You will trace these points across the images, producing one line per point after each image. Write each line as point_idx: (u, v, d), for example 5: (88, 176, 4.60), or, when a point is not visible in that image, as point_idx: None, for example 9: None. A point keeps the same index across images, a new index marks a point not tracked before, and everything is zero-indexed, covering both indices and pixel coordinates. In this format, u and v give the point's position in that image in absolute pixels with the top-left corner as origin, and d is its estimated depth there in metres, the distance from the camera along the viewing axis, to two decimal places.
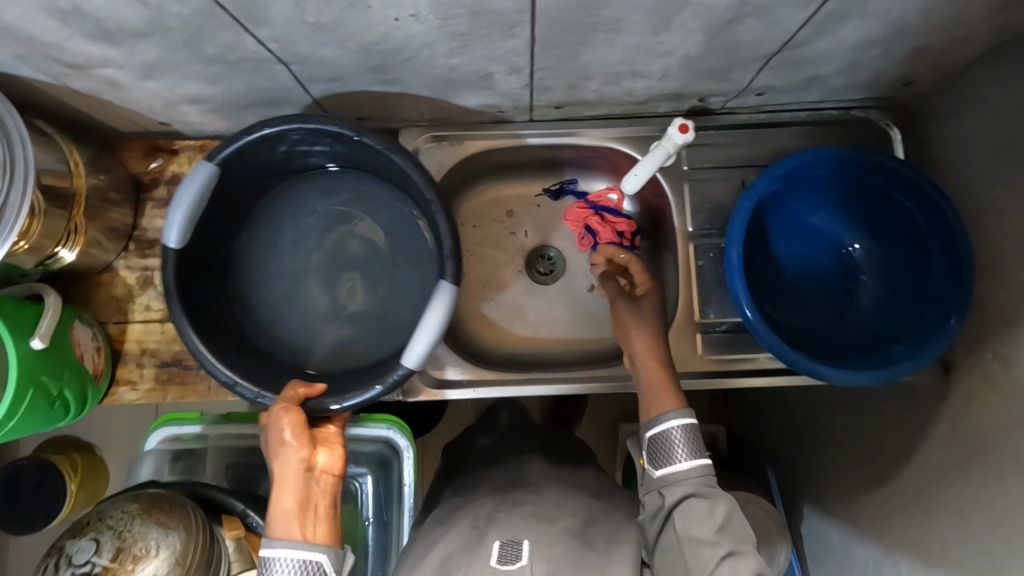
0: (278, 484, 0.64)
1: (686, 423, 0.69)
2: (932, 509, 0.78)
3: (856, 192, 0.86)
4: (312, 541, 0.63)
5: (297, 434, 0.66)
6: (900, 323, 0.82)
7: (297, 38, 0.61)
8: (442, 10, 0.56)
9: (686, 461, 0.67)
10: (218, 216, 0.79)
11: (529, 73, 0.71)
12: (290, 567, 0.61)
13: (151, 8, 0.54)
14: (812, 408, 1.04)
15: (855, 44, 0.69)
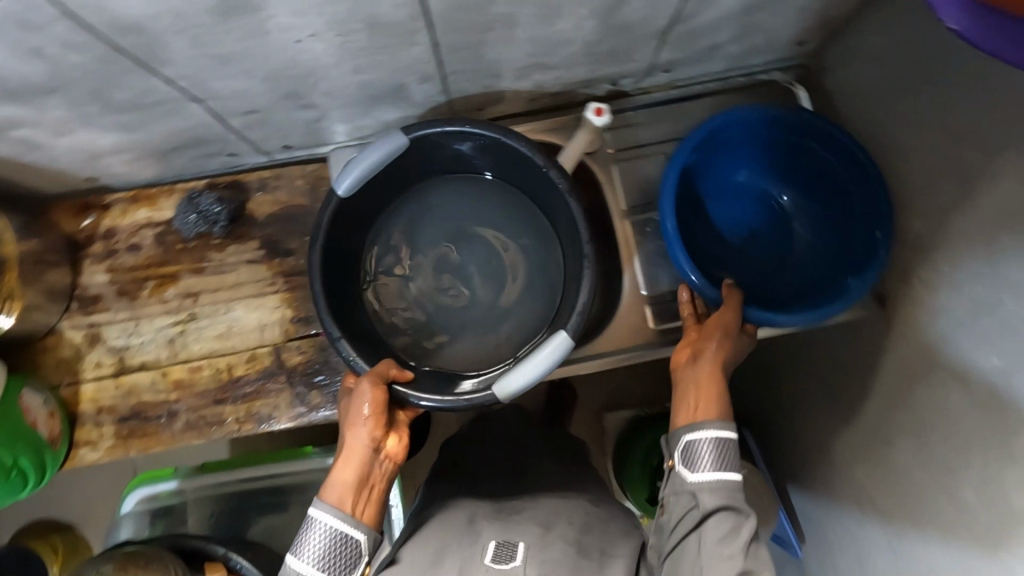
0: (345, 453, 0.66)
1: (724, 435, 0.66)
2: (891, 438, 0.81)
3: (777, 146, 0.90)
4: (358, 519, 0.64)
5: (378, 413, 0.67)
6: (838, 262, 0.86)
7: (205, 73, 0.62)
8: (339, 26, 0.58)
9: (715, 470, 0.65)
10: (363, 215, 0.83)
11: (441, 79, 0.74)
12: (328, 538, 0.62)
13: (53, 61, 0.55)
14: (792, 364, 1.05)
15: (739, 10, 0.73)
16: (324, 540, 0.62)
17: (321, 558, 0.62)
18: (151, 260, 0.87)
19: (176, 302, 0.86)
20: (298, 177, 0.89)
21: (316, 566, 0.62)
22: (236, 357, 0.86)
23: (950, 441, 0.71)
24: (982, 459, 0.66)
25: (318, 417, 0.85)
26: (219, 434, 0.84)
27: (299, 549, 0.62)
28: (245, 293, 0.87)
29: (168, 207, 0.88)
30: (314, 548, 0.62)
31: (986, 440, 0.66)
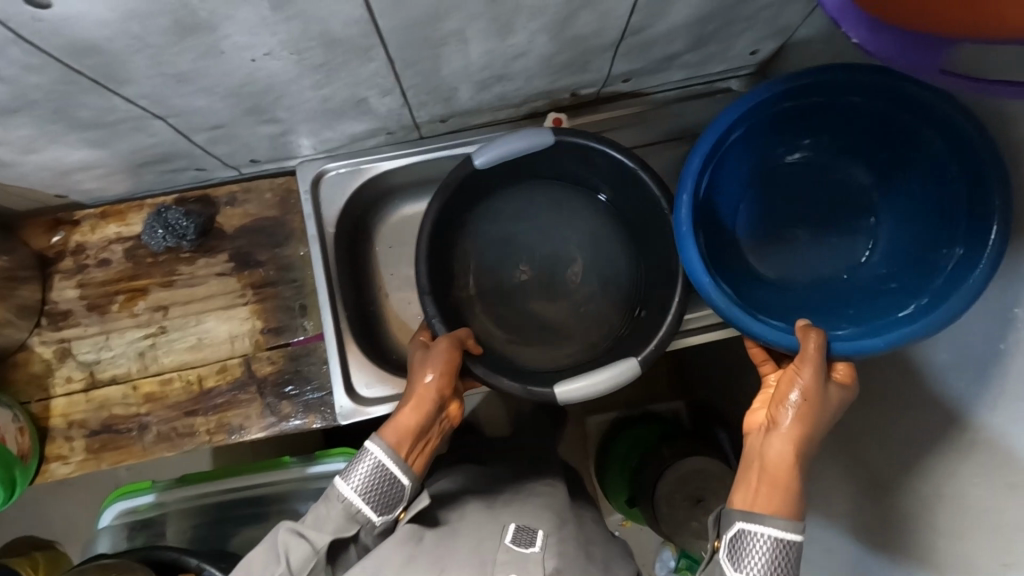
0: (414, 398, 0.69)
1: (784, 540, 0.57)
2: (862, 437, 0.78)
3: (796, 111, 0.74)
4: (409, 463, 0.65)
5: (449, 372, 0.72)
6: (915, 257, 0.71)
7: (166, 91, 0.63)
8: (293, 45, 0.60)
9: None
10: (465, 204, 0.86)
11: (401, 92, 0.76)
12: (371, 476, 0.62)
13: (12, 82, 0.56)
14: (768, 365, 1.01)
15: (689, 23, 0.75)
16: (376, 472, 0.62)
17: (367, 490, 0.62)
18: (121, 274, 0.88)
19: (146, 316, 0.87)
20: (267, 190, 0.91)
21: (360, 495, 0.62)
22: (207, 369, 0.87)
23: (914, 433, 0.69)
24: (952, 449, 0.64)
25: (289, 427, 0.86)
26: (190, 445, 0.85)
27: (348, 474, 0.62)
28: (215, 305, 0.88)
29: (138, 222, 0.89)
30: (364, 477, 0.62)
31: (953, 427, 0.64)
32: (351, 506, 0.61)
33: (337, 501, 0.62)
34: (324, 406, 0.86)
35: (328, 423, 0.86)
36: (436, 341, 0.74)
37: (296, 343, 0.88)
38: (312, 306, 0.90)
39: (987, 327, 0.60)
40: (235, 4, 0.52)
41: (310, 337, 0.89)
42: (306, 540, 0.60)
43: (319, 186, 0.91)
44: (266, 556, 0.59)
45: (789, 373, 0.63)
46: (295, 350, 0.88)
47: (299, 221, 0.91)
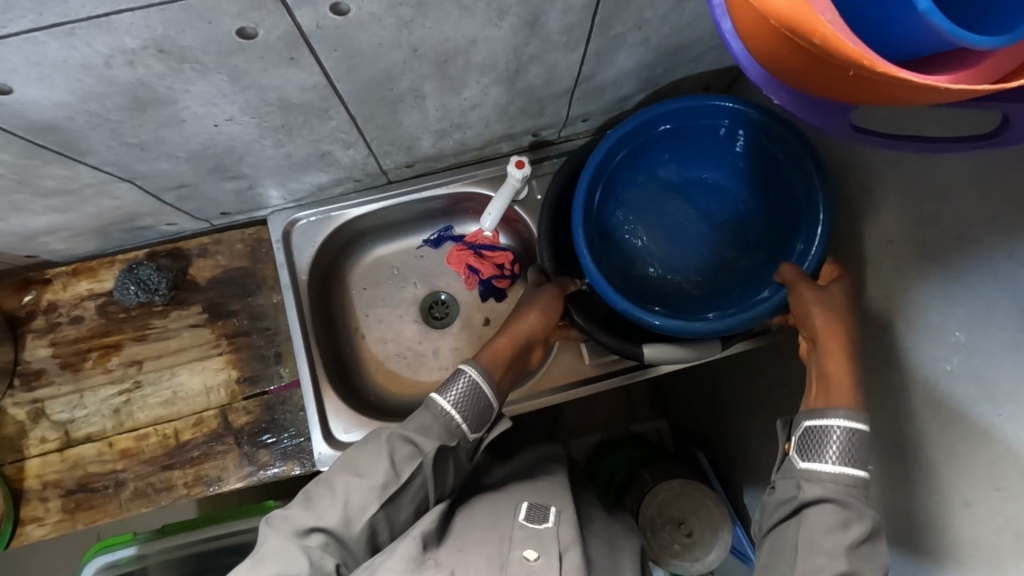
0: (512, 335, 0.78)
1: (855, 428, 0.58)
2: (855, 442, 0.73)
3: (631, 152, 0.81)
4: (499, 387, 0.73)
5: (547, 314, 0.80)
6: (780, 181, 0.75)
7: (129, 158, 0.65)
8: (253, 110, 0.62)
9: (834, 463, 0.58)
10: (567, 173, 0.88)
11: (363, 144, 0.78)
12: (468, 398, 0.70)
13: None
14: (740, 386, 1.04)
15: (637, 68, 0.78)
16: (471, 390, 0.70)
17: (462, 403, 0.69)
18: (93, 331, 0.88)
19: (120, 371, 0.88)
20: (238, 242, 0.92)
21: (455, 407, 0.69)
22: (182, 422, 0.87)
23: (874, 450, 0.70)
24: (914, 468, 0.63)
25: (267, 475, 0.86)
26: (168, 500, 0.85)
27: (446, 388, 0.70)
28: (189, 357, 0.89)
29: (109, 278, 0.90)
30: (459, 393, 0.69)
31: (936, 431, 0.60)
32: (448, 416, 0.68)
33: (435, 413, 0.68)
34: (302, 452, 0.87)
35: (307, 468, 0.86)
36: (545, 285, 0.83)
37: (272, 391, 0.89)
38: (286, 352, 0.91)
39: (928, 345, 0.61)
40: (192, 79, 0.54)
41: (286, 384, 0.89)
42: (414, 444, 0.64)
43: (290, 235, 0.92)
44: (371, 449, 0.64)
45: (798, 301, 0.68)
46: (271, 398, 0.89)
47: (270, 271, 0.92)
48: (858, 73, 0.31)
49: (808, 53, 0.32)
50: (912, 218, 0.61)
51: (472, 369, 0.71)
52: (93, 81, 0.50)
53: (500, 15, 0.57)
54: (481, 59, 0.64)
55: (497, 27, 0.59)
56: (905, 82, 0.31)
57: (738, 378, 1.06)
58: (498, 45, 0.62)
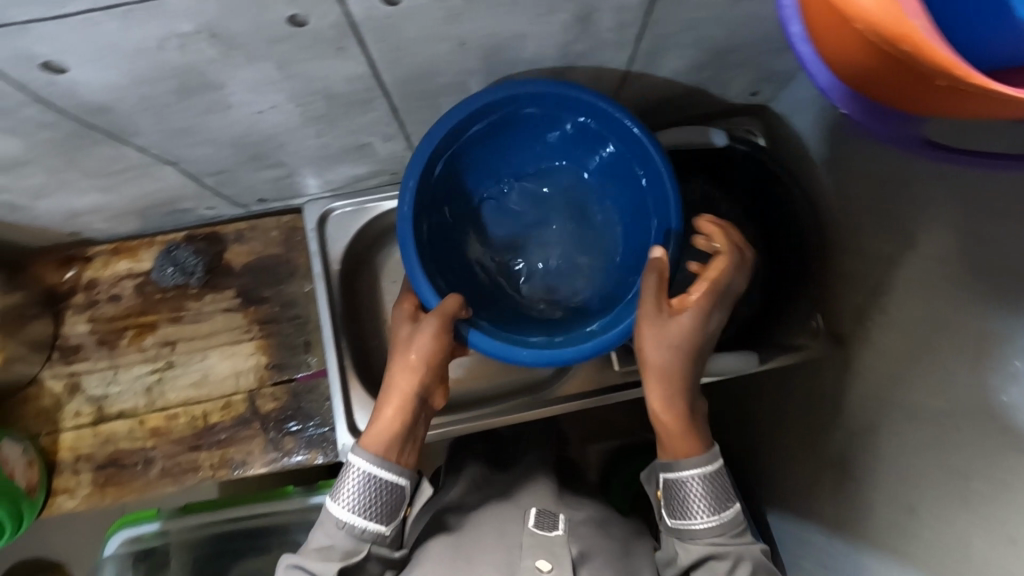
0: (396, 397, 0.66)
1: (708, 476, 0.62)
2: (910, 465, 0.71)
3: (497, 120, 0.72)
4: (397, 462, 0.64)
5: (433, 360, 0.67)
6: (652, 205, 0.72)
7: (174, 141, 0.65)
8: (297, 99, 0.62)
9: (706, 517, 0.62)
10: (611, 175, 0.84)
11: (403, 137, 0.78)
12: (355, 499, 0.62)
13: (26, 137, 0.58)
14: (777, 400, 1.02)
15: (686, 70, 0.76)
16: (365, 482, 0.62)
17: (360, 503, 0.62)
18: (130, 310, 0.90)
19: (154, 351, 0.89)
20: (273, 228, 0.93)
21: (351, 510, 0.61)
22: (211, 405, 0.88)
23: (926, 474, 0.68)
24: (967, 496, 0.62)
25: (290, 463, 0.87)
26: (193, 480, 0.86)
27: (336, 493, 0.62)
28: (221, 341, 0.90)
29: (148, 259, 0.91)
30: (353, 493, 0.62)
31: (991, 459, 0.59)
32: (351, 523, 0.61)
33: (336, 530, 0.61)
34: (326, 441, 0.88)
35: (330, 458, 0.87)
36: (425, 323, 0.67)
37: (299, 379, 0.89)
38: (315, 341, 0.91)
39: (983, 373, 0.58)
40: (240, 66, 0.54)
41: (313, 373, 0.90)
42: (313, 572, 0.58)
43: (324, 224, 0.92)
44: None
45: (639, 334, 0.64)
46: (297, 387, 0.89)
47: (304, 259, 0.93)
48: (949, 83, 0.29)
49: (893, 60, 0.30)
50: (970, 239, 0.59)
51: (363, 463, 0.63)
52: (145, 64, 0.50)
53: (552, 12, 0.56)
54: (527, 54, 0.63)
55: (548, 23, 0.58)
56: (999, 96, 0.29)
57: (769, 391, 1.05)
58: (546, 42, 0.61)
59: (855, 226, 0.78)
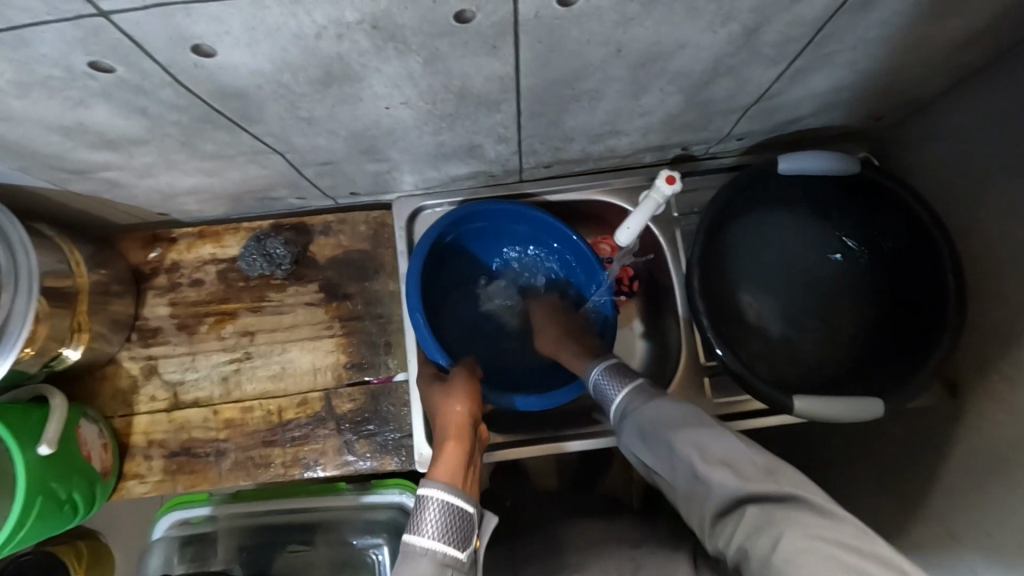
0: (454, 430, 0.68)
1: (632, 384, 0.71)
2: None
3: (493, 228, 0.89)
4: (467, 493, 0.62)
5: (474, 394, 0.73)
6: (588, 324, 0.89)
7: (293, 131, 0.62)
8: (430, 96, 0.58)
9: (623, 387, 0.72)
10: (738, 199, 0.79)
11: (516, 141, 0.74)
12: (440, 517, 0.58)
13: (152, 118, 0.56)
14: (853, 445, 0.96)
15: (826, 90, 0.71)
16: (446, 512, 0.59)
17: (445, 531, 0.58)
18: (212, 296, 0.87)
19: (233, 340, 0.87)
20: (361, 223, 0.90)
21: (440, 539, 0.58)
22: (288, 401, 0.86)
23: None
24: None
25: (363, 467, 0.84)
26: (265, 476, 0.84)
27: (420, 527, 0.58)
28: (301, 335, 0.87)
29: (233, 245, 0.89)
30: (437, 523, 0.58)
31: None
32: (440, 550, 0.57)
33: (422, 556, 0.57)
34: (401, 448, 0.85)
35: (404, 465, 0.84)
36: (454, 373, 0.76)
37: (376, 381, 0.86)
38: (396, 343, 0.88)
39: None
40: (389, 59, 0.50)
41: (393, 376, 0.87)
42: None
43: (413, 222, 0.89)
44: None
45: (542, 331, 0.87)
46: (375, 388, 0.86)
47: (389, 258, 0.90)
48: None
49: None
50: None
51: (439, 491, 0.60)
52: (297, 52, 0.47)
53: (724, 21, 0.52)
54: (678, 65, 0.59)
55: (714, 34, 0.54)
56: None
57: (845, 432, 0.99)
58: (703, 53, 0.57)
59: (991, 269, 0.72)
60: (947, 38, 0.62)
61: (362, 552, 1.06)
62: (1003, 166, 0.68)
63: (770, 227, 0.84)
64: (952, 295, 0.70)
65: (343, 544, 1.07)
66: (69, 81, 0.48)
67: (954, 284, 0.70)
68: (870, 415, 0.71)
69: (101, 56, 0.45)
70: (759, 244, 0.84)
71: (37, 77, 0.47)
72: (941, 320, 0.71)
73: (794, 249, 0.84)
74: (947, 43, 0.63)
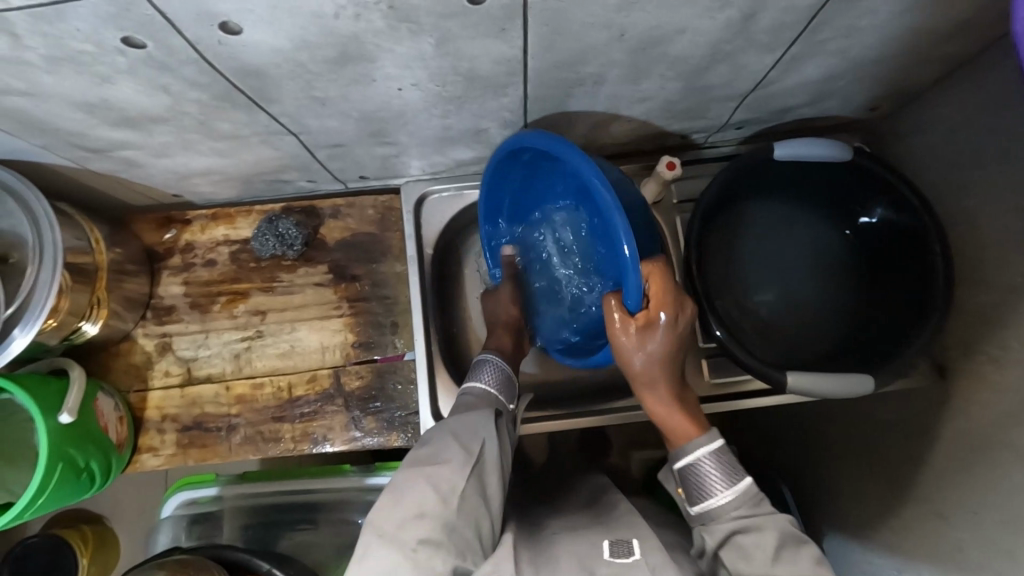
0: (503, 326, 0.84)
1: (716, 448, 0.64)
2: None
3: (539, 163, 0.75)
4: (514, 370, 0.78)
5: (522, 305, 0.87)
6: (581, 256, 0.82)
7: (307, 111, 0.65)
8: (440, 78, 0.61)
9: (727, 492, 0.61)
10: (736, 184, 0.82)
11: (522, 126, 0.76)
12: (495, 374, 0.75)
13: (174, 95, 0.58)
14: (845, 428, 0.99)
15: (820, 79, 0.74)
16: (499, 372, 0.75)
17: (497, 382, 0.74)
18: (224, 276, 0.90)
19: (244, 319, 0.89)
20: (369, 207, 0.92)
21: (491, 386, 0.73)
22: (297, 378, 0.88)
23: None
24: None
25: (369, 442, 0.87)
26: (274, 451, 0.87)
27: (479, 375, 0.74)
28: (310, 315, 0.90)
29: (245, 227, 0.91)
30: (491, 376, 0.74)
31: None
32: (491, 392, 0.72)
33: (477, 396, 0.71)
34: (407, 424, 0.87)
35: (410, 441, 0.87)
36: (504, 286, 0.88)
37: (383, 360, 0.89)
38: (402, 323, 0.90)
39: None
40: (402, 39, 0.53)
41: (399, 355, 0.90)
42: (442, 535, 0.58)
43: (420, 206, 0.92)
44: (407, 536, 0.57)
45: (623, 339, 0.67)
46: (381, 367, 0.89)
47: (397, 241, 0.92)
48: None
49: None
50: None
51: (495, 358, 0.76)
52: (316, 31, 0.50)
53: (721, 7, 0.55)
54: (677, 51, 0.61)
55: (711, 19, 0.57)
56: None
57: (837, 416, 1.01)
58: (701, 39, 0.60)
59: (978, 253, 0.74)
60: (936, 27, 0.65)
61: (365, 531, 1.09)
62: (989, 152, 0.70)
63: (770, 212, 0.87)
64: (941, 278, 0.73)
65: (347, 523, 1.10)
66: (99, 57, 0.51)
67: (943, 267, 0.73)
68: (860, 393, 0.73)
69: (132, 32, 0.48)
70: (760, 227, 0.87)
71: (70, 51, 0.50)
72: (930, 303, 0.74)
73: (795, 234, 0.87)
74: (936, 32, 0.66)
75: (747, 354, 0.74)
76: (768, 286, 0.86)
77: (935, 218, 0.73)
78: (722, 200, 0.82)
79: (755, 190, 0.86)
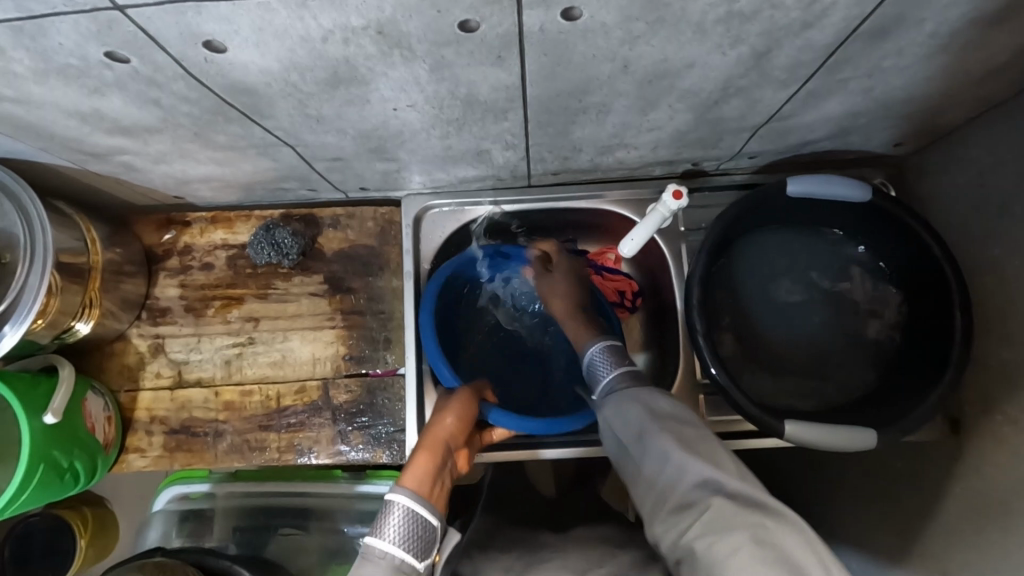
0: (428, 446, 0.68)
1: (602, 344, 0.71)
2: None
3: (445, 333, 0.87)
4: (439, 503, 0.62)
5: (466, 416, 0.74)
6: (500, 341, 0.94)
7: (303, 127, 0.63)
8: (436, 101, 0.59)
9: (611, 368, 0.69)
10: (746, 218, 0.78)
11: (524, 148, 0.74)
12: (403, 518, 0.58)
13: (165, 108, 0.57)
14: (844, 473, 0.95)
15: (839, 116, 0.70)
16: (408, 520, 0.58)
17: (406, 538, 0.58)
18: (220, 281, 0.90)
19: (237, 325, 0.89)
20: (370, 219, 0.91)
21: (399, 545, 0.57)
22: (286, 387, 0.87)
23: None
24: None
25: (355, 458, 0.86)
26: (259, 460, 0.86)
27: (381, 528, 0.58)
28: (304, 324, 0.89)
29: (244, 232, 0.91)
30: (400, 528, 0.58)
31: None
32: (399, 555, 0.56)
33: (378, 560, 0.56)
34: (393, 442, 0.86)
35: (396, 459, 0.86)
36: (454, 393, 0.77)
37: (374, 375, 0.88)
38: (395, 339, 0.89)
39: None
40: (395, 64, 0.51)
41: (390, 371, 0.88)
42: None
43: (420, 221, 0.90)
44: None
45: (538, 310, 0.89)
46: (372, 382, 0.88)
47: (395, 255, 0.91)
48: None
49: None
50: None
51: (406, 496, 0.60)
52: (304, 53, 0.48)
53: (732, 43, 0.52)
54: (686, 84, 0.58)
55: (722, 55, 0.54)
56: None
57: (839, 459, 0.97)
58: (711, 73, 0.57)
59: (1002, 308, 0.70)
60: (967, 70, 0.61)
61: (352, 540, 1.08)
62: (1018, 204, 0.66)
63: (779, 250, 0.83)
64: (959, 331, 0.68)
65: (335, 531, 1.09)
66: (85, 71, 0.50)
67: (962, 321, 0.68)
68: (860, 449, 0.70)
69: (116, 47, 0.47)
70: (766, 266, 0.83)
71: (56, 65, 0.49)
72: (946, 357, 0.69)
73: (803, 275, 0.83)
74: (966, 74, 0.62)
75: (746, 399, 0.70)
76: (774, 330, 0.82)
77: (955, 270, 0.69)
78: (730, 234, 0.78)
79: (765, 224, 0.82)
